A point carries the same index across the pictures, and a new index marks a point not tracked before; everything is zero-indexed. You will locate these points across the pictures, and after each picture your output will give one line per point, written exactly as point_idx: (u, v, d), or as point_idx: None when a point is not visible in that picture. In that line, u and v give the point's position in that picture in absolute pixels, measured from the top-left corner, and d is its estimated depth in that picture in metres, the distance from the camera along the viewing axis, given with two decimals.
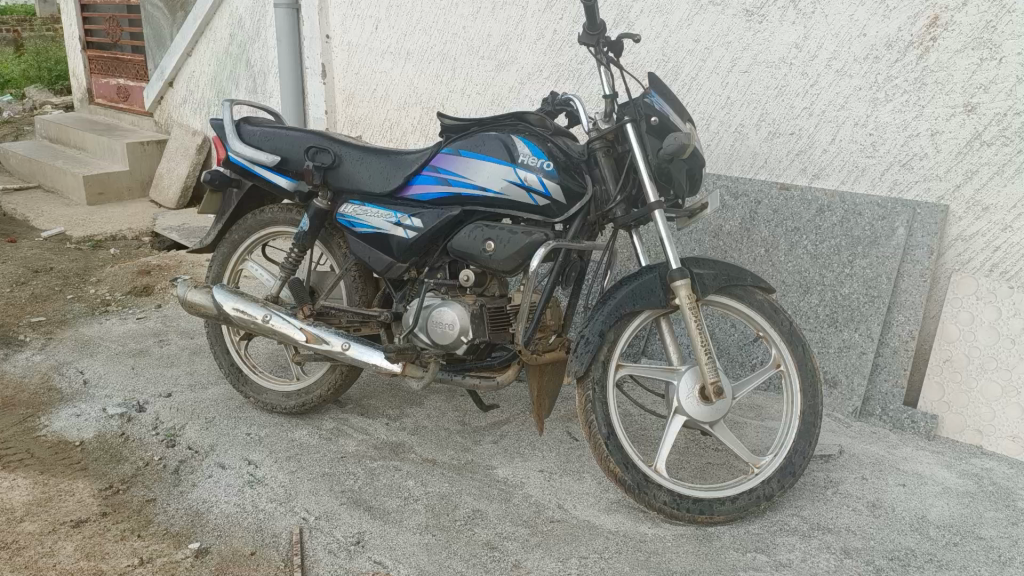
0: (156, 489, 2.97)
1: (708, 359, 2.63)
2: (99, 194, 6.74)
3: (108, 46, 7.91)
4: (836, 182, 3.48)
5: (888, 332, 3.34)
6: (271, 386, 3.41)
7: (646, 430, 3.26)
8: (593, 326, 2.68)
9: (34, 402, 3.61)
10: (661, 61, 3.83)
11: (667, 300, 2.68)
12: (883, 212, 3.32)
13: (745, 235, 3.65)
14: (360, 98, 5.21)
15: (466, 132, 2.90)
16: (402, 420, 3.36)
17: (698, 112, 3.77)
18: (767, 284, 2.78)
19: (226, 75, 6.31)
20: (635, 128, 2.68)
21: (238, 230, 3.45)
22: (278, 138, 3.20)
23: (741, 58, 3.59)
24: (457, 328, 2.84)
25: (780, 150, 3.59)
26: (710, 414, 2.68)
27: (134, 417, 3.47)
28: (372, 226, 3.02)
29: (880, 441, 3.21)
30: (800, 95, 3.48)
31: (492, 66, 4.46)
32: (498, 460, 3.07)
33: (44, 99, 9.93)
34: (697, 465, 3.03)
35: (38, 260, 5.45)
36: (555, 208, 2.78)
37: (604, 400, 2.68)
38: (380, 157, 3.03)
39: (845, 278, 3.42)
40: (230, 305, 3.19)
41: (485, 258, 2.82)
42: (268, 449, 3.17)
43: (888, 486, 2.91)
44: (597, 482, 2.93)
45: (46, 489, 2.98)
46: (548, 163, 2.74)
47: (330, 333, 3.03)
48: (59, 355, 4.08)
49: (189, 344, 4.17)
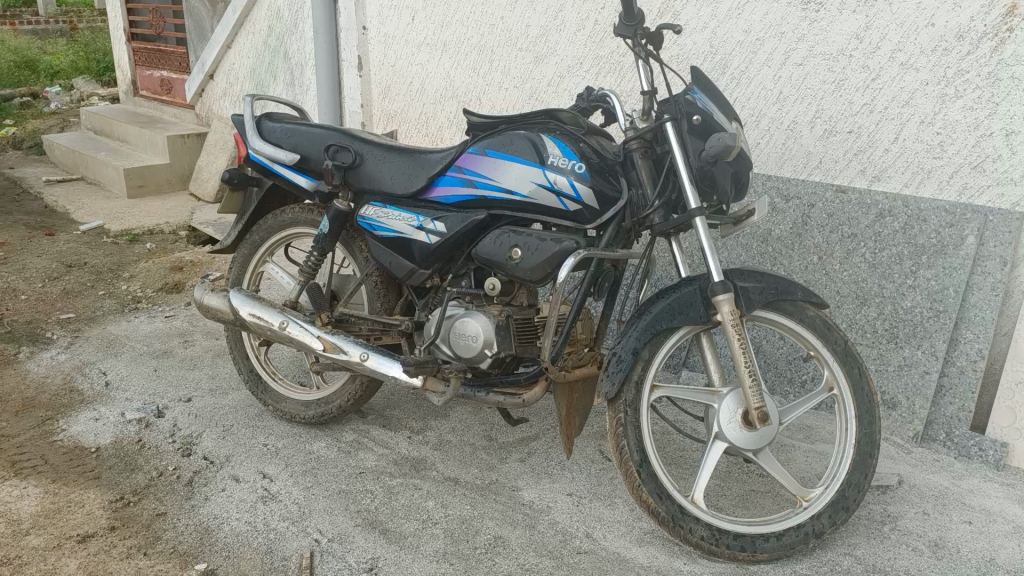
0: (168, 502, 2.80)
1: (753, 381, 2.40)
2: (139, 187, 6.71)
3: (152, 38, 7.89)
4: (899, 184, 3.19)
5: (954, 350, 3.09)
6: (290, 394, 3.26)
7: (686, 451, 3.06)
8: (626, 343, 2.47)
9: (54, 405, 3.49)
10: (709, 53, 3.58)
11: (708, 315, 2.46)
12: (952, 219, 3.05)
13: (797, 241, 3.41)
14: (396, 92, 5.04)
15: (494, 131, 2.70)
16: (425, 433, 3.19)
17: (747, 108, 3.51)
18: (819, 299, 2.54)
19: (264, 68, 6.20)
20: (676, 128, 2.47)
21: (258, 231, 3.31)
22: (297, 135, 3.05)
23: (796, 50, 3.33)
24: (480, 341, 2.66)
25: (837, 149, 3.31)
26: (754, 441, 2.46)
27: (151, 423, 3.32)
28: (394, 230, 2.85)
29: (942, 471, 2.97)
30: (860, 89, 3.21)
31: (530, 58, 4.26)
32: (524, 480, 2.89)
33: (91, 91, 10.03)
34: (740, 493, 2.80)
35: (73, 255, 5.39)
36: (587, 214, 2.56)
37: (637, 423, 2.46)
38: (403, 156, 2.86)
39: (907, 290, 3.16)
40: (247, 310, 3.06)
41: (511, 266, 2.63)
42: (284, 462, 3.02)
43: (952, 523, 2.66)
44: (629, 509, 2.73)
45: (56, 499, 2.82)
46: (580, 164, 2.54)
47: (349, 342, 2.87)
48: (84, 354, 3.98)
49: (213, 346, 4.06)
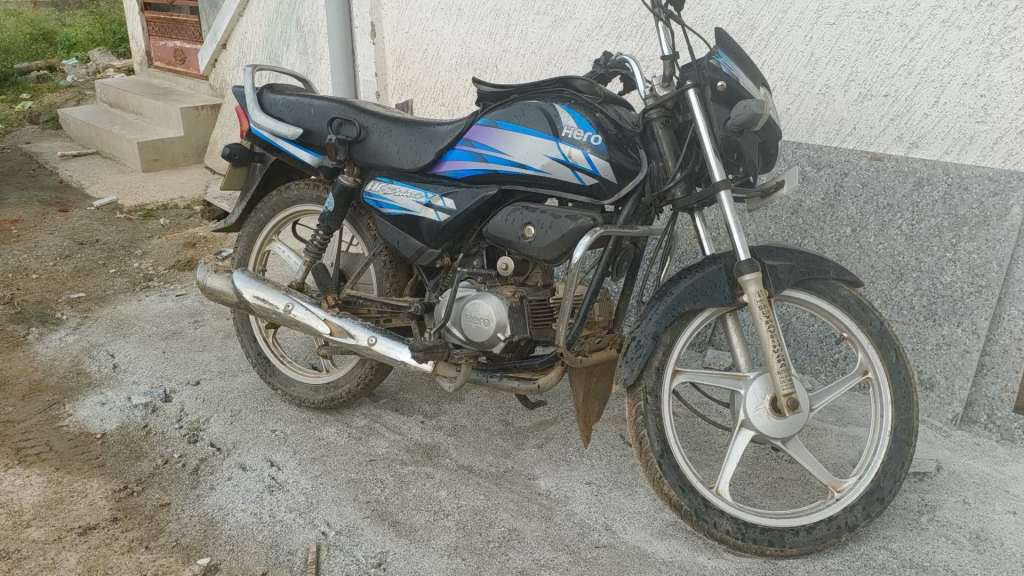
0: (172, 492, 2.69)
1: (781, 366, 2.25)
2: (154, 161, 6.63)
3: (164, 8, 7.75)
4: (939, 151, 2.98)
5: (998, 327, 2.92)
6: (300, 378, 3.17)
7: (711, 437, 2.93)
8: (646, 326, 2.32)
9: (62, 388, 3.39)
10: (736, 14, 3.37)
11: (733, 296, 2.31)
12: (995, 188, 2.86)
13: (829, 213, 3.24)
14: (410, 60, 4.87)
15: (505, 101, 2.54)
16: (439, 418, 3.09)
17: (776, 72, 3.30)
18: (853, 277, 2.38)
19: (277, 37, 6.05)
20: (699, 96, 2.29)
21: (263, 208, 3.18)
22: (300, 108, 2.91)
23: (829, 8, 3.12)
24: (493, 324, 2.53)
25: (871, 114, 3.11)
26: (783, 429, 2.31)
27: (159, 407, 3.21)
28: (401, 208, 2.71)
29: (984, 457, 2.82)
30: (897, 50, 3.00)
31: (548, 22, 4.07)
32: (541, 468, 2.77)
33: (107, 62, 9.94)
34: (768, 480, 2.66)
35: (86, 232, 5.31)
36: (604, 188, 2.40)
37: (658, 412, 2.32)
38: (410, 129, 2.70)
39: (946, 264, 2.99)
40: (250, 292, 2.95)
41: (524, 245, 2.48)
42: (293, 449, 2.91)
43: (995, 514, 2.50)
44: (651, 499, 2.60)
45: (59, 489, 2.71)
46: (596, 136, 2.37)
47: (355, 325, 2.75)
48: (93, 335, 3.89)
49: (224, 326, 3.96)
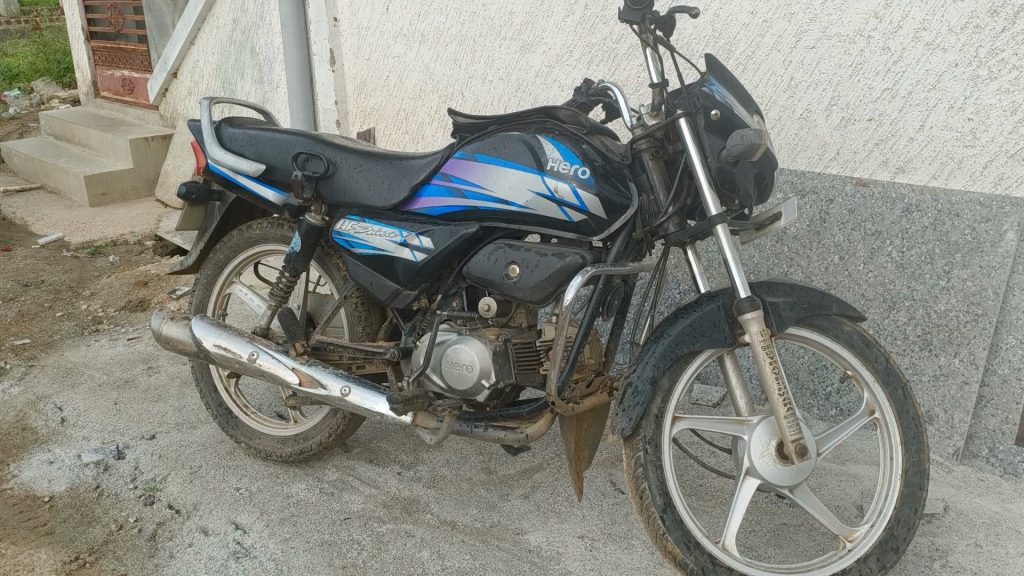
0: (128, 561, 2.46)
1: (787, 411, 2.11)
2: (102, 195, 6.35)
3: (111, 36, 7.50)
4: (926, 176, 2.89)
5: (995, 357, 2.84)
6: (265, 430, 2.96)
7: (707, 481, 2.80)
8: (643, 371, 2.17)
9: (5, 446, 3.13)
10: (712, 38, 3.28)
11: (734, 336, 2.17)
12: (988, 214, 2.77)
13: (815, 240, 3.15)
14: (372, 87, 4.71)
15: (483, 132, 2.39)
16: (417, 468, 2.91)
17: (756, 96, 3.20)
18: (856, 311, 2.25)
19: (230, 66, 5.84)
20: (691, 125, 2.16)
21: (222, 249, 2.98)
22: (262, 143, 2.73)
23: (808, 31, 3.03)
24: (476, 370, 2.36)
25: (855, 139, 3.02)
26: (791, 477, 2.17)
27: (111, 466, 2.97)
28: (374, 247, 2.53)
29: (990, 494, 2.72)
30: (880, 73, 2.91)
31: (516, 48, 3.94)
32: (529, 521, 2.60)
33: (51, 93, 9.62)
34: (771, 527, 2.52)
35: (30, 273, 5.03)
36: (593, 224, 2.26)
37: (658, 462, 2.17)
38: (382, 163, 2.54)
39: (940, 293, 2.90)
40: (211, 341, 2.74)
41: (508, 285, 2.31)
42: (259, 509, 2.70)
43: (1010, 557, 2.39)
44: (648, 552, 2.44)
45: (2, 562, 2.46)
46: (583, 169, 2.23)
47: (326, 375, 2.56)
48: (38, 385, 3.63)
49: (181, 371, 3.74)
